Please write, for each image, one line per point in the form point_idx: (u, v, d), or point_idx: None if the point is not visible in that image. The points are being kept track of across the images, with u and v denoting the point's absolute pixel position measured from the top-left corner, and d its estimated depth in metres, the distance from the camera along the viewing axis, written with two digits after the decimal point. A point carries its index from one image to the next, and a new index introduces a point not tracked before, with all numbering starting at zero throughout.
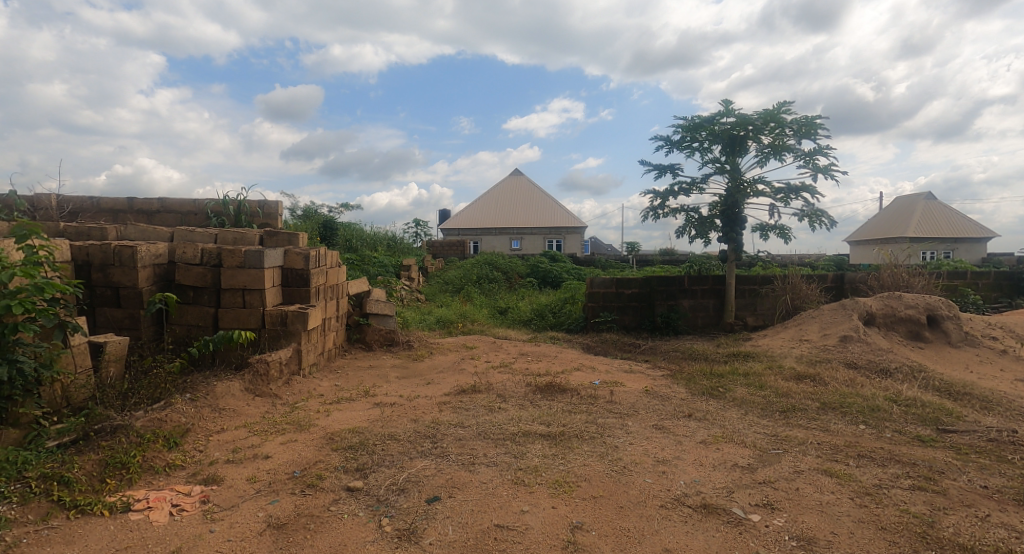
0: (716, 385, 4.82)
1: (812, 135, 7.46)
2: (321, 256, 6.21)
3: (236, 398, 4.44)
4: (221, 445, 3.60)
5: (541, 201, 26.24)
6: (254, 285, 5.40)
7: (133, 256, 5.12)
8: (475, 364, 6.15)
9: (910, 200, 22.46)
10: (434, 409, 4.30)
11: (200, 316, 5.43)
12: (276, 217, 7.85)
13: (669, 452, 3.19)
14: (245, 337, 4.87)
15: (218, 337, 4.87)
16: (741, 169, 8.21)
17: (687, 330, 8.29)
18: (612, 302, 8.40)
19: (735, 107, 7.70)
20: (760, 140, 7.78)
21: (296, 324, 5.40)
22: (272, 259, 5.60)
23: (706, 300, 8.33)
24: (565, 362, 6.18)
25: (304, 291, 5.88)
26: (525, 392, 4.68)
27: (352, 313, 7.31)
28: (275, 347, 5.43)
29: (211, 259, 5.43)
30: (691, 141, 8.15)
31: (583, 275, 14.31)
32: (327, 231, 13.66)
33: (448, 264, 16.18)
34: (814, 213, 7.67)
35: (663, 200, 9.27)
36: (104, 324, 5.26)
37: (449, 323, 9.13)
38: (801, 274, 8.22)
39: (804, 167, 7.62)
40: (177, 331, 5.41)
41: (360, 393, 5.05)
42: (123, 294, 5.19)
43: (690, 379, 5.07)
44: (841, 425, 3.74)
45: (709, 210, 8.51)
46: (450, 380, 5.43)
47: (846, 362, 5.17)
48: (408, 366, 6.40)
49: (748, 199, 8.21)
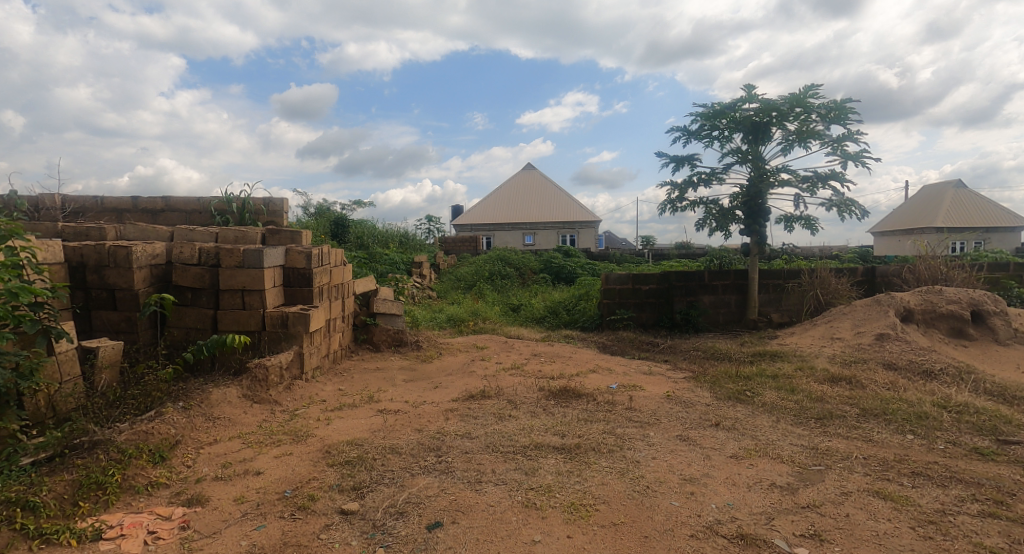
0: (743, 389, 4.50)
1: (842, 120, 7.02)
2: (324, 254, 5.96)
3: (232, 406, 4.20)
4: (212, 459, 3.35)
5: (555, 196, 25.94)
6: (254, 285, 5.16)
7: (129, 257, 4.90)
8: (486, 366, 5.86)
9: (938, 188, 21.76)
10: (441, 417, 4.03)
11: (198, 318, 5.20)
12: (281, 215, 7.63)
13: (696, 469, 2.88)
14: (239, 341, 4.51)
15: (211, 342, 4.50)
16: (764, 157, 7.83)
17: (708, 327, 7.94)
18: (629, 299, 8.07)
19: (758, 93, 7.32)
20: (785, 127, 7.39)
21: (298, 326, 5.16)
22: (272, 258, 5.36)
23: (727, 296, 7.97)
24: (580, 364, 5.88)
25: (307, 291, 5.64)
26: (538, 398, 4.39)
27: (359, 313, 7.07)
28: (276, 350, 5.18)
29: (209, 259, 5.19)
30: (711, 130, 7.81)
31: (597, 270, 13.95)
32: (338, 230, 13.52)
33: (460, 260, 15.92)
34: (845, 204, 7.28)
35: (681, 191, 8.93)
36: (100, 328, 5.06)
37: (460, 321, 8.87)
38: (829, 268, 7.82)
39: (832, 153, 7.22)
40: (175, 334, 5.19)
41: (364, 399, 4.78)
42: (119, 296, 4.98)
43: (714, 383, 4.75)
44: (886, 435, 3.39)
45: (730, 202, 8.15)
46: (459, 384, 5.15)
47: (884, 363, 4.80)
48: (417, 368, 6.13)
49: (772, 188, 7.83)
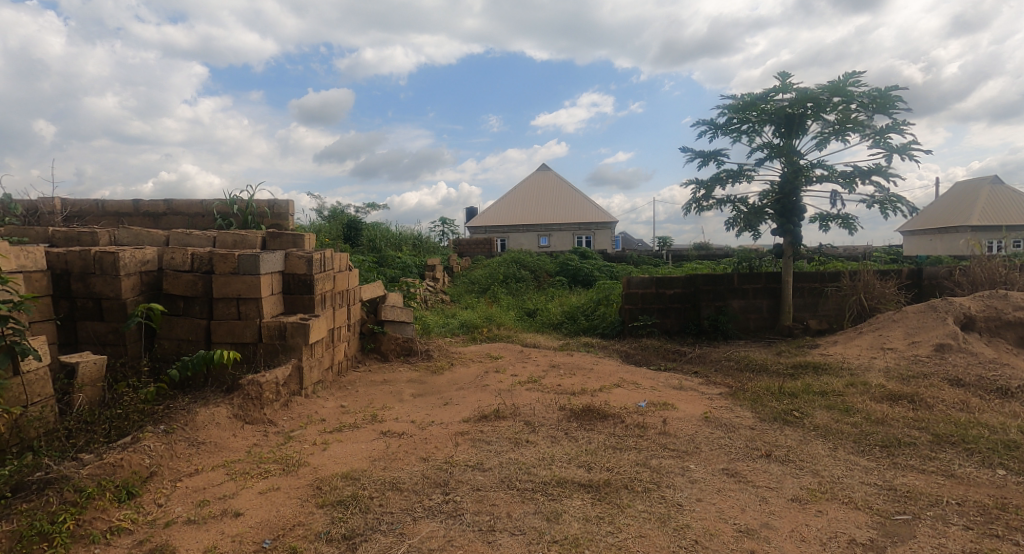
0: (790, 409, 4.03)
1: (887, 109, 6.46)
2: (327, 259, 5.55)
3: (220, 428, 3.79)
4: (188, 494, 2.93)
5: (571, 196, 25.46)
6: (250, 294, 4.75)
7: (115, 263, 4.53)
8: (501, 379, 5.42)
9: (973, 185, 20.94)
10: (450, 444, 3.60)
11: (190, 329, 4.80)
12: (286, 217, 7.25)
13: (753, 517, 2.42)
14: (228, 356, 4.09)
15: (197, 357, 4.09)
16: (798, 151, 7.30)
17: (738, 334, 7.43)
18: (652, 304, 7.59)
19: (792, 82, 6.81)
20: (822, 118, 6.87)
21: (297, 338, 4.74)
22: (270, 263, 4.95)
23: (758, 301, 7.46)
24: (603, 376, 5.42)
25: (308, 299, 5.23)
26: (559, 419, 3.93)
27: (365, 321, 6.67)
28: (273, 363, 4.77)
29: (202, 265, 4.79)
30: (741, 123, 7.31)
31: (616, 273, 13.45)
32: (350, 233, 13.20)
33: (475, 263, 15.51)
34: (889, 201, 6.78)
35: (707, 189, 8.41)
36: (85, 340, 4.68)
37: (474, 327, 8.44)
38: (872, 270, 7.24)
39: (874, 146, 6.72)
40: (165, 347, 4.79)
41: (367, 419, 4.36)
42: (105, 306, 4.60)
43: (756, 401, 4.27)
44: (970, 470, 2.91)
45: (761, 199, 7.61)
46: (472, 400, 4.72)
47: (948, 379, 4.29)
48: (426, 381, 5.71)
49: (806, 185, 7.30)
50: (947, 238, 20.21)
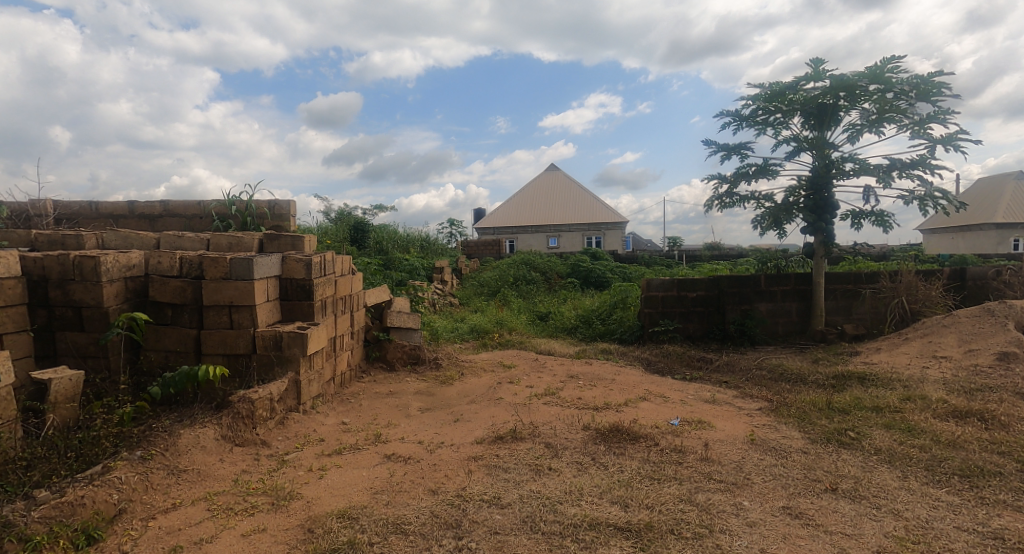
0: (843, 430, 3.64)
1: (931, 97, 6.10)
2: (328, 262, 5.15)
3: (205, 452, 3.39)
4: (159, 538, 2.55)
5: (581, 197, 25.01)
6: (243, 301, 4.34)
7: (97, 268, 4.12)
8: (517, 391, 5.01)
9: (997, 181, 20.38)
10: (463, 471, 3.20)
11: (178, 340, 4.39)
12: (287, 218, 6.86)
13: None
14: (213, 373, 3.65)
15: (179, 375, 3.66)
16: (829, 144, 6.85)
17: (766, 339, 6.98)
18: (674, 308, 7.17)
19: (825, 69, 6.37)
20: (857, 108, 6.44)
21: (294, 349, 4.34)
22: (265, 267, 4.54)
23: (787, 304, 7.02)
24: (627, 387, 5.01)
25: (307, 306, 4.82)
26: (584, 441, 3.50)
27: (370, 328, 6.27)
28: (268, 377, 4.36)
29: (191, 270, 4.38)
30: (769, 114, 6.87)
31: (629, 275, 13.01)
32: (357, 235, 12.84)
33: (485, 265, 15.11)
34: (931, 197, 6.36)
35: (730, 185, 7.95)
36: (64, 353, 4.29)
37: (485, 332, 8.03)
38: (913, 270, 6.78)
39: (914, 138, 6.30)
40: (151, 359, 4.38)
41: (371, 438, 3.96)
42: (86, 315, 4.20)
43: (802, 419, 3.86)
44: None
45: (789, 195, 7.14)
46: (486, 417, 4.31)
47: (1018, 394, 3.89)
48: (435, 393, 5.31)
49: (838, 179, 6.84)
50: (970, 236, 19.64)
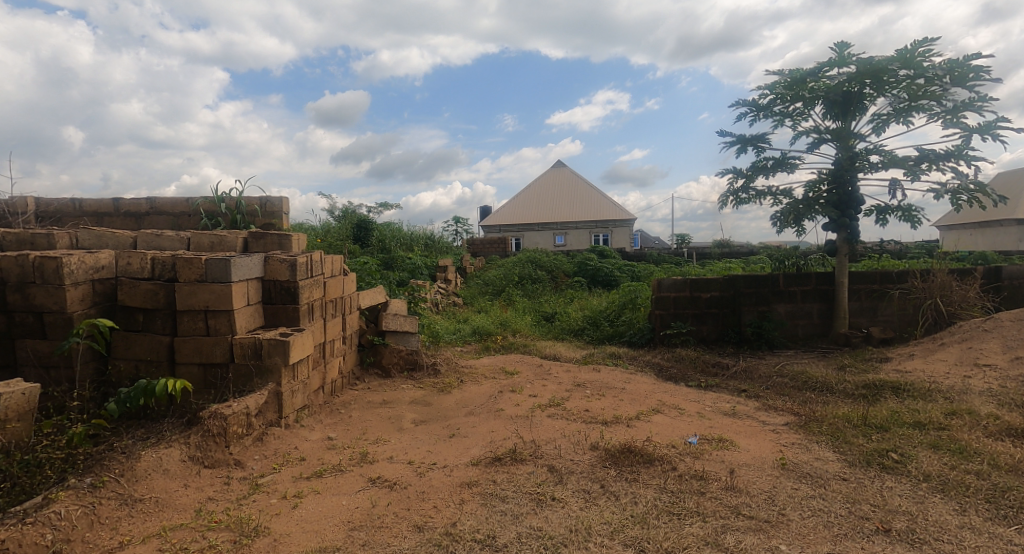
0: (884, 450, 3.25)
1: (966, 81, 5.69)
2: (316, 262, 4.77)
3: (168, 477, 3.02)
4: None
5: (588, 194, 24.59)
6: (219, 305, 3.97)
7: (59, 270, 3.76)
8: (520, 401, 4.63)
9: (1016, 175, 19.81)
10: (457, 500, 2.82)
11: (149, 348, 4.01)
12: (278, 215, 6.50)
13: None
14: (171, 387, 3.28)
15: (135, 389, 3.30)
16: (853, 135, 6.43)
17: (785, 342, 6.56)
18: (687, 309, 6.76)
19: (850, 54, 5.94)
20: (885, 96, 6.03)
21: (275, 357, 3.96)
22: (246, 268, 4.17)
23: (808, 305, 6.60)
24: (640, 397, 4.62)
25: (292, 310, 4.45)
26: (592, 463, 3.12)
27: (364, 332, 5.90)
28: (247, 388, 3.99)
29: (164, 272, 4.02)
30: (789, 103, 6.44)
31: (638, 273, 12.59)
32: (360, 232, 12.48)
33: (490, 263, 14.73)
34: (965, 189, 5.94)
35: (747, 179, 7.53)
36: (25, 362, 3.93)
37: (488, 334, 7.65)
38: (945, 269, 6.36)
39: (946, 127, 5.88)
40: (120, 369, 4.01)
41: (357, 457, 3.58)
42: (48, 321, 3.84)
43: (836, 437, 3.47)
44: None
45: (810, 189, 6.70)
46: (486, 431, 3.93)
47: None
48: (432, 402, 4.93)
49: (863, 173, 6.41)
50: (988, 232, 19.11)
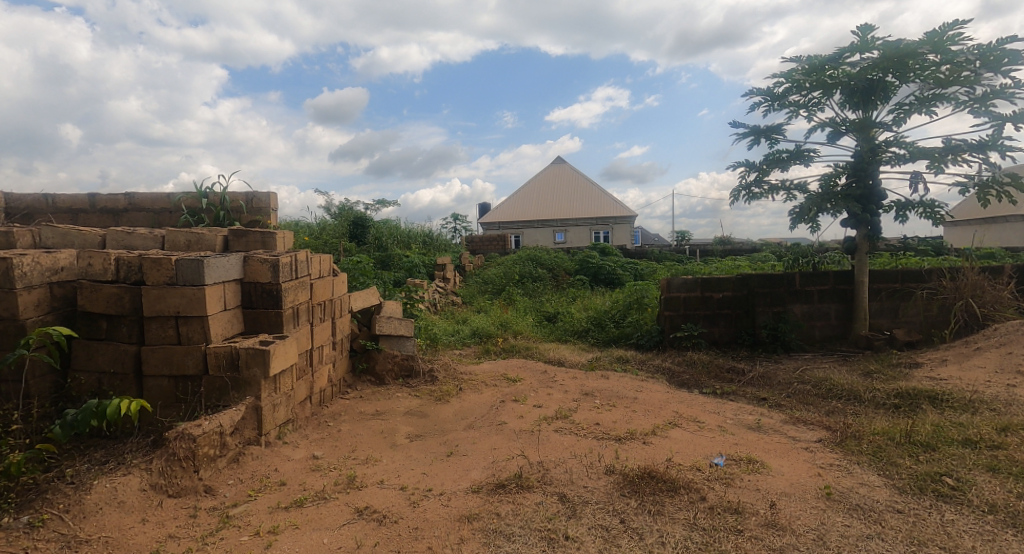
0: (936, 473, 2.88)
1: (998, 67, 5.33)
2: (302, 263, 4.38)
3: (123, 511, 2.66)
4: None
5: (588, 190, 24.20)
6: (191, 311, 3.58)
7: (10, 273, 3.37)
8: (525, 413, 4.26)
9: None
10: (454, 539, 2.45)
11: (112, 358, 3.62)
12: (265, 212, 6.09)
13: None
14: (122, 408, 2.88)
15: (82, 411, 2.90)
16: (874, 126, 6.05)
17: (802, 345, 6.20)
18: (698, 310, 6.38)
19: (874, 38, 5.56)
20: (909, 84, 5.66)
21: (253, 369, 3.57)
22: (222, 269, 3.78)
23: (826, 305, 6.23)
24: (654, 408, 4.25)
25: (274, 315, 4.06)
26: (608, 490, 2.76)
27: (356, 335, 5.51)
28: (222, 403, 3.60)
29: (130, 274, 3.63)
30: (806, 91, 6.05)
31: (642, 271, 12.21)
32: (356, 230, 12.06)
33: (489, 261, 14.33)
34: (997, 182, 5.57)
35: (760, 173, 7.14)
36: None
37: (488, 336, 7.26)
38: (973, 267, 6.00)
39: (975, 116, 5.53)
40: (81, 381, 3.63)
41: (344, 480, 3.20)
42: None
43: (880, 457, 3.10)
44: None
45: (825, 182, 6.31)
46: (487, 449, 3.56)
47: None
48: (429, 413, 4.55)
49: (885, 166, 6.03)
50: (995, 230, 18.80)
